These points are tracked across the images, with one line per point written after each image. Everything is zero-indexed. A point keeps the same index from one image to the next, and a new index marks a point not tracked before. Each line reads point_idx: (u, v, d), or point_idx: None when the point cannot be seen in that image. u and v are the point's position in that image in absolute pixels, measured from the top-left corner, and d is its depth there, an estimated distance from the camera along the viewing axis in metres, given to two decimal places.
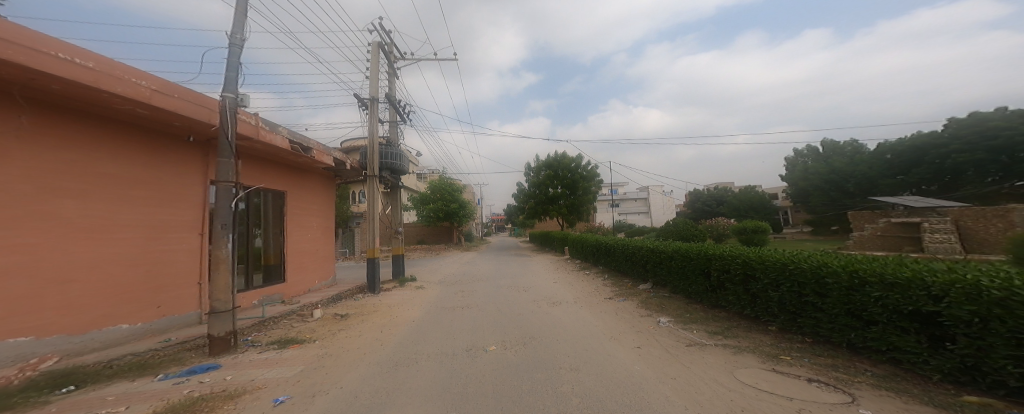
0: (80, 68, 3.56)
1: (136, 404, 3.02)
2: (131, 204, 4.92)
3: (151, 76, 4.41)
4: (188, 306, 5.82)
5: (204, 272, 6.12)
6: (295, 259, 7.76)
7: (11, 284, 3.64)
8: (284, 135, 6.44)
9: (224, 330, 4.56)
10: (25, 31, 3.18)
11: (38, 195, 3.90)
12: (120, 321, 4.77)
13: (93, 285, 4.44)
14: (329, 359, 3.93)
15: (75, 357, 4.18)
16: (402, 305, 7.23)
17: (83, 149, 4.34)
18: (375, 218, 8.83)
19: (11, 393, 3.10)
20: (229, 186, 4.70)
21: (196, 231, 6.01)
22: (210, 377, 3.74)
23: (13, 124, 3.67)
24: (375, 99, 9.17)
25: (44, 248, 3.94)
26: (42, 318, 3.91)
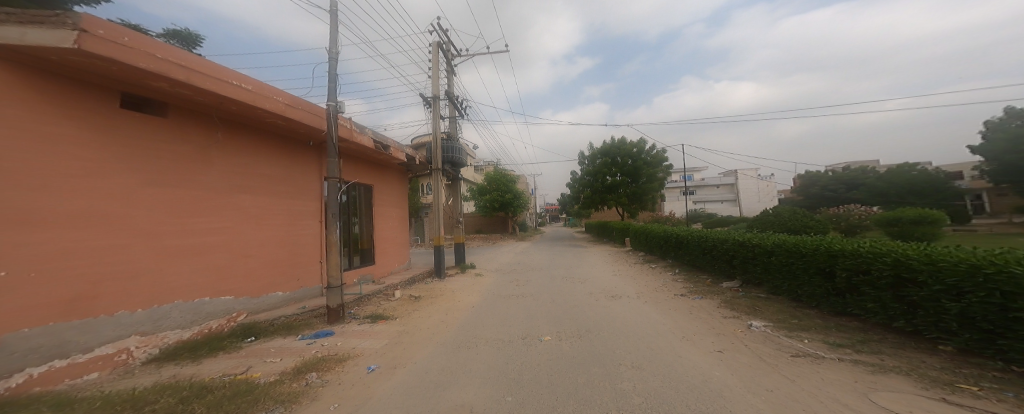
0: (244, 92, 4.59)
1: (285, 357, 3.90)
2: (277, 198, 6.20)
3: (286, 93, 5.45)
4: (314, 280, 7.09)
5: (323, 252, 7.33)
6: (380, 245, 8.83)
7: (212, 256, 4.94)
8: (370, 136, 7.30)
9: (336, 302, 5.47)
10: (217, 66, 4.24)
11: (227, 191, 5.21)
12: (276, 289, 6.10)
13: (258, 260, 5.72)
14: (406, 336, 4.40)
15: (251, 315, 5.51)
16: (465, 290, 7.72)
17: (249, 156, 5.63)
18: (441, 209, 9.49)
19: (221, 337, 4.45)
20: (336, 181, 5.55)
21: (316, 219, 7.23)
22: (328, 341, 4.54)
23: (212, 138, 4.98)
24: (437, 98, 9.75)
25: (228, 230, 5.21)
26: (231, 284, 5.22)
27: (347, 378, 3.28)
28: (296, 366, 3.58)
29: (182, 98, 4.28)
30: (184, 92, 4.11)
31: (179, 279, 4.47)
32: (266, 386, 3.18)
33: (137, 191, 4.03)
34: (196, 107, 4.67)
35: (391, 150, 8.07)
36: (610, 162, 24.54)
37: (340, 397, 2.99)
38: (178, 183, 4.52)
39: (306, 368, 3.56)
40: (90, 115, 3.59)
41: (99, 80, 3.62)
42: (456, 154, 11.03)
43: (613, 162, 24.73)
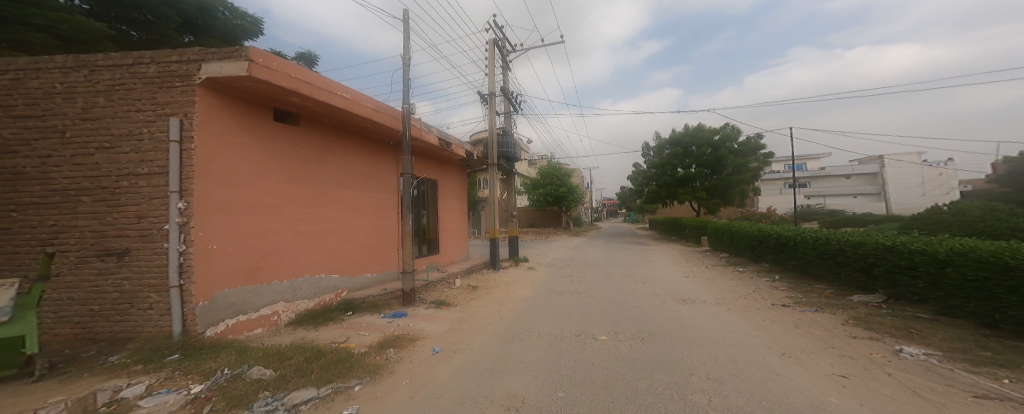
0: (345, 100, 5.44)
1: (371, 333, 4.61)
2: (370, 192, 7.15)
3: (374, 100, 6.26)
4: (394, 265, 7.87)
5: (399, 240, 8.04)
6: (444, 236, 9.39)
7: (322, 241, 5.89)
8: (435, 134, 7.80)
9: (409, 286, 6.04)
10: (330, 81, 5.14)
11: (335, 186, 6.22)
12: (365, 271, 6.96)
13: (352, 246, 6.60)
14: (463, 324, 4.66)
15: (349, 293, 6.42)
16: (518, 283, 7.86)
17: (350, 156, 6.62)
18: (496, 202, 9.65)
19: (330, 310, 5.46)
20: (410, 178, 6.08)
21: (393, 211, 7.92)
22: (401, 321, 5.05)
23: (325, 142, 6.02)
24: (494, 94, 9.92)
25: (332, 219, 6.13)
26: (333, 265, 6.10)
27: (415, 358, 3.62)
28: (383, 341, 4.17)
29: (305, 109, 5.27)
30: (307, 104, 5.06)
31: (302, 258, 5.45)
32: (358, 357, 3.71)
33: (282, 186, 5.16)
34: (315, 117, 5.70)
35: (452, 147, 8.47)
36: (681, 152, 22.13)
37: (410, 375, 3.32)
38: (309, 180, 5.63)
39: (388, 344, 4.07)
40: (253, 125, 4.67)
41: (262, 100, 4.70)
42: (513, 148, 11.04)
43: (686, 152, 22.29)
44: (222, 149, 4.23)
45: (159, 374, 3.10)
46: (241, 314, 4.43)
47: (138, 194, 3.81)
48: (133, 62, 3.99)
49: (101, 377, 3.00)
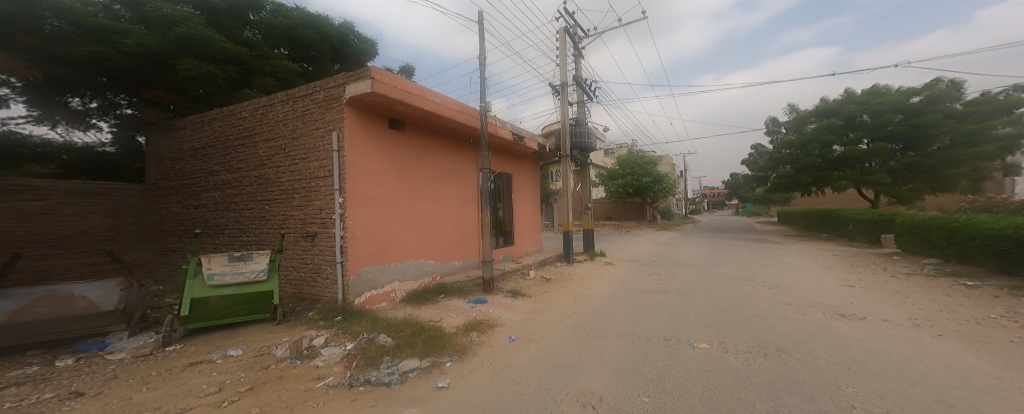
0: (434, 104, 6.15)
1: (455, 317, 4.94)
2: (463, 187, 7.92)
3: (459, 102, 6.83)
4: (476, 254, 8.31)
5: (480, 231, 8.42)
6: (519, 228, 9.54)
7: (419, 230, 6.68)
8: (509, 129, 7.94)
9: (489, 274, 6.31)
10: (422, 88, 5.92)
11: (433, 182, 7.08)
12: (453, 259, 7.57)
13: (443, 236, 7.26)
14: (542, 315, 4.65)
15: (438, 279, 7.03)
16: (594, 278, 7.61)
17: (446, 156, 7.44)
18: (569, 193, 9.47)
19: (426, 295, 6.10)
20: (487, 172, 6.30)
21: (474, 204, 8.30)
22: (482, 308, 5.32)
23: (428, 144, 6.99)
24: (565, 84, 9.65)
25: (427, 212, 6.90)
26: (424, 253, 6.78)
27: (493, 345, 3.76)
28: (464, 325, 4.42)
29: (409, 115, 6.24)
30: (408, 110, 5.96)
31: (403, 244, 6.31)
32: (451, 336, 4.06)
33: (396, 183, 6.24)
34: (419, 123, 6.68)
35: (525, 141, 8.51)
36: (840, 125, 18.08)
37: (490, 358, 3.49)
38: (412, 176, 6.57)
39: (469, 327, 4.32)
40: (373, 132, 5.83)
41: (378, 111, 5.83)
42: (586, 138, 10.64)
43: (850, 125, 18.09)
44: (357, 155, 5.47)
45: (330, 330, 4.56)
46: (374, 288, 5.76)
47: (318, 191, 5.44)
48: (312, 92, 5.64)
49: (305, 326, 4.74)
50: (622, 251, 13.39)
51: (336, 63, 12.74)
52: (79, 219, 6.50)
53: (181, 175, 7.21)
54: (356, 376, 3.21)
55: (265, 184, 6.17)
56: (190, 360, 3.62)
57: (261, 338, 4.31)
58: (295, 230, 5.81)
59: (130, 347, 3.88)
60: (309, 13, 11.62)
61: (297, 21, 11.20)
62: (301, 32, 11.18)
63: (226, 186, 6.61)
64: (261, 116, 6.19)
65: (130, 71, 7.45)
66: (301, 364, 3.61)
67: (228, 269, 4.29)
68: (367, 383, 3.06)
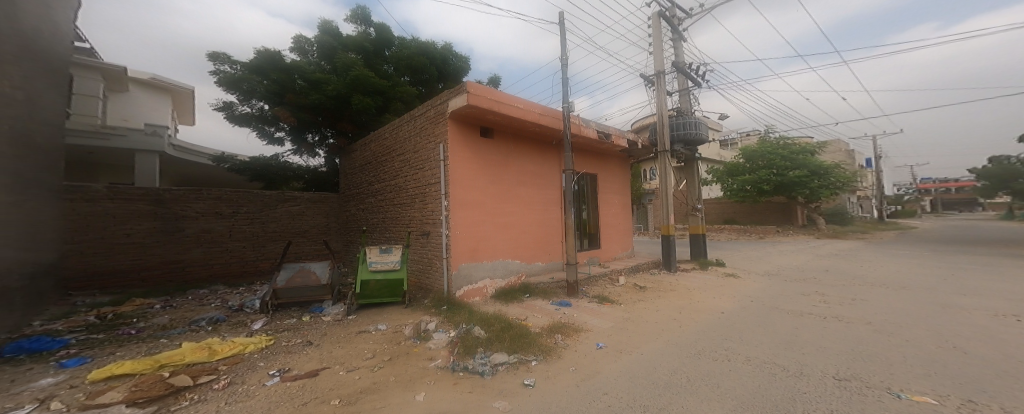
0: (518, 110, 6.34)
1: (538, 317, 4.99)
2: (551, 189, 8.03)
3: (542, 106, 6.87)
4: (559, 256, 8.19)
5: (564, 233, 8.24)
6: (605, 231, 9.09)
7: (507, 231, 7.00)
8: (595, 128, 7.68)
9: (573, 278, 6.19)
10: (508, 96, 6.21)
11: (518, 185, 7.25)
12: (538, 260, 7.65)
13: (529, 237, 7.44)
14: (645, 328, 4.21)
15: (525, 278, 7.23)
16: (703, 291, 6.72)
17: (532, 159, 7.59)
18: (669, 192, 8.73)
19: (511, 294, 6.33)
20: (571, 173, 6.19)
21: (557, 205, 8.21)
22: (567, 310, 5.27)
23: (516, 149, 7.26)
24: (661, 73, 8.86)
25: (514, 214, 7.14)
26: (510, 253, 7.03)
27: (578, 350, 3.66)
28: (549, 327, 4.38)
29: (498, 123, 6.64)
30: (496, 118, 6.34)
31: (492, 244, 6.70)
32: (536, 336, 4.10)
33: (488, 188, 6.70)
34: (506, 129, 7.01)
35: (613, 138, 8.09)
36: None
37: (576, 363, 3.38)
38: (501, 179, 6.93)
39: (553, 329, 4.30)
40: (470, 140, 6.43)
41: (472, 122, 6.40)
42: (691, 130, 9.57)
43: None
44: (457, 163, 6.16)
45: (439, 317, 5.32)
46: (470, 283, 6.29)
47: (431, 196, 6.44)
48: (425, 111, 6.69)
49: (422, 311, 5.71)
50: (755, 262, 11.12)
51: (440, 82, 14.03)
52: (311, 217, 9.88)
53: (357, 186, 9.72)
54: (458, 361, 3.61)
55: (398, 190, 7.68)
56: (357, 329, 4.99)
57: (397, 317, 5.49)
58: (416, 229, 6.95)
59: (333, 312, 5.66)
60: (423, 41, 13.25)
61: (414, 49, 12.97)
62: (415, 59, 12.88)
63: (378, 193, 8.54)
64: (396, 135, 7.77)
65: (330, 109, 11.17)
66: (420, 344, 4.38)
67: (378, 260, 5.77)
68: (465, 370, 3.42)
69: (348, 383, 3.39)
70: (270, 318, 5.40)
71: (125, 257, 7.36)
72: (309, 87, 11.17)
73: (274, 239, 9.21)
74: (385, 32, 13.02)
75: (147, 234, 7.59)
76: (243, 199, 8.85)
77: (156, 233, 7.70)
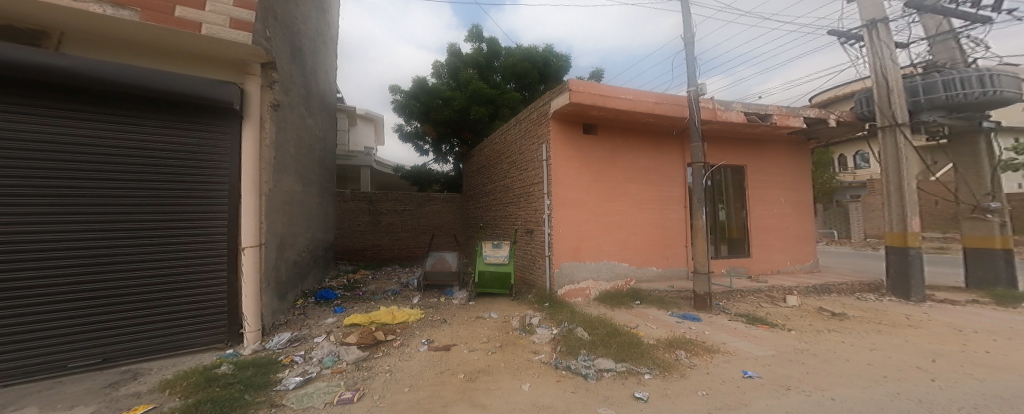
0: (627, 102, 5.81)
1: (659, 328, 4.54)
2: (669, 186, 7.09)
3: (655, 94, 6.14)
4: (682, 263, 7.12)
5: (689, 237, 7.14)
6: (763, 237, 7.37)
7: (616, 231, 6.52)
8: (741, 110, 6.40)
9: (704, 289, 5.31)
10: (614, 88, 5.77)
11: (626, 182, 6.66)
12: (653, 264, 6.86)
13: (643, 238, 6.75)
14: (828, 366, 3.19)
15: (637, 283, 6.62)
16: (988, 336, 4.41)
17: (643, 153, 6.86)
18: (913, 189, 6.15)
19: (619, 298, 5.91)
20: (701, 166, 5.33)
21: (681, 203, 7.20)
22: (696, 326, 4.60)
23: (620, 145, 6.65)
24: (875, 23, 6.44)
25: (623, 213, 6.59)
26: (620, 255, 6.53)
27: (718, 373, 3.11)
28: (669, 339, 3.95)
29: (603, 118, 6.22)
30: (601, 113, 5.98)
31: (598, 245, 6.34)
32: (650, 347, 3.67)
33: (592, 187, 6.36)
34: (610, 123, 6.50)
35: (773, 120, 6.55)
36: None
37: (708, 387, 2.83)
38: (606, 177, 6.48)
39: (678, 344, 3.80)
40: (575, 137, 6.25)
41: (575, 120, 6.19)
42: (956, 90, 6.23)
43: None
44: (559, 161, 6.06)
45: (541, 313, 5.31)
46: (572, 282, 6.09)
47: (534, 195, 6.55)
48: (529, 113, 6.81)
49: (525, 306, 5.83)
50: None
51: (541, 84, 14.04)
52: (441, 213, 11.36)
53: (474, 188, 10.62)
54: (560, 359, 3.55)
55: (505, 191, 8.07)
56: (473, 314, 5.34)
57: (506, 308, 5.70)
58: (521, 226, 7.15)
59: (459, 297, 6.22)
60: (527, 47, 13.68)
61: (519, 56, 13.52)
62: (519, 65, 13.38)
63: (490, 194, 9.12)
64: (504, 140, 8.18)
65: (453, 120, 12.60)
66: (524, 336, 4.40)
67: (492, 254, 6.10)
68: (568, 369, 3.31)
69: (466, 361, 3.62)
70: (421, 295, 6.37)
71: (355, 240, 10.15)
72: (442, 104, 12.85)
73: (423, 232, 11.04)
74: (494, 45, 13.95)
75: (367, 224, 10.31)
76: (408, 200, 10.87)
77: (372, 224, 10.37)
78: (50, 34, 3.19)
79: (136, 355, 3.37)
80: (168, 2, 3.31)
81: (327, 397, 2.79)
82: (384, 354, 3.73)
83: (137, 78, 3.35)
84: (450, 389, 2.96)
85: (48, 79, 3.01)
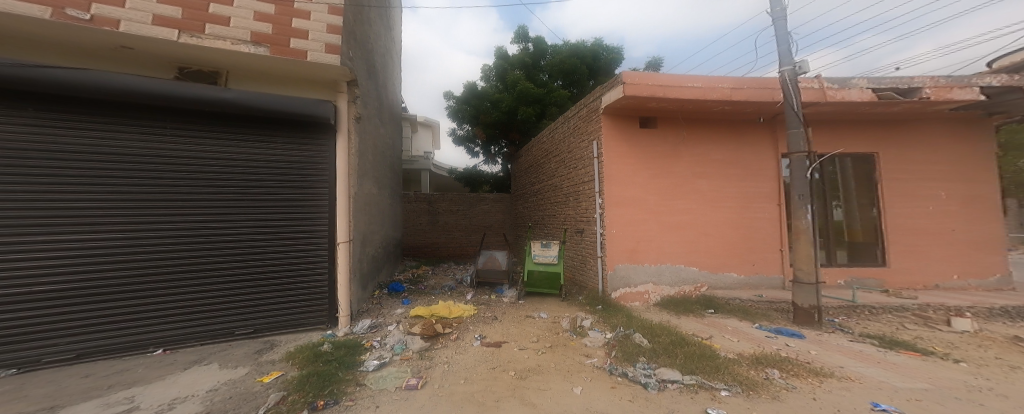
0: (696, 90, 5.22)
1: (746, 341, 3.98)
2: (750, 180, 6.15)
3: (730, 78, 5.41)
4: (774, 269, 6.09)
5: (785, 239, 6.11)
6: (901, 243, 6.02)
7: (683, 232, 5.89)
8: (863, 86, 5.32)
9: (809, 302, 4.49)
10: (678, 75, 5.22)
11: (694, 178, 5.98)
12: (732, 270, 6.00)
13: (719, 240, 5.98)
14: (1023, 412, 2.43)
15: (712, 290, 5.89)
16: None
17: (714, 145, 6.08)
18: None
19: (688, 305, 5.34)
20: (802, 157, 4.58)
21: (775, 201, 6.20)
22: (797, 344, 3.91)
23: (683, 137, 5.99)
24: None
25: (693, 212, 5.93)
26: (692, 258, 5.89)
27: (837, 400, 2.59)
28: (757, 355, 3.44)
29: (664, 109, 5.68)
30: (663, 105, 5.47)
31: (661, 247, 5.80)
32: (726, 361, 3.26)
33: (652, 184, 5.83)
34: (672, 114, 5.90)
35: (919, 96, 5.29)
36: None
37: None
38: (669, 173, 5.89)
39: (772, 362, 3.28)
40: (632, 131, 5.84)
41: (632, 112, 5.76)
42: None
43: None
44: (613, 158, 5.70)
45: (594, 316, 4.99)
46: (628, 286, 5.69)
47: (584, 194, 6.28)
48: (580, 109, 6.55)
49: (576, 308, 5.54)
50: None
51: (592, 78, 13.64)
52: (492, 212, 11.52)
53: (522, 188, 10.58)
54: (615, 365, 3.29)
55: (555, 190, 7.88)
56: (524, 313, 5.21)
57: (556, 308, 5.49)
58: (570, 226, 6.95)
59: (509, 295, 6.14)
60: (575, 43, 13.41)
61: (566, 53, 13.26)
62: (567, 62, 13.05)
63: (539, 193, 8.95)
64: (553, 138, 8.00)
65: (502, 121, 12.67)
66: (575, 338, 4.16)
67: (541, 253, 5.92)
68: (624, 375, 3.06)
69: (517, 359, 3.52)
70: (474, 292, 6.43)
71: (417, 237, 10.78)
72: (490, 106, 13.12)
73: (476, 231, 11.29)
74: (541, 44, 13.86)
75: (431, 222, 10.91)
76: (461, 200, 11.19)
77: (433, 223, 10.93)
78: (215, 73, 3.96)
79: (277, 328, 4.05)
80: (285, 35, 3.80)
81: (398, 381, 2.94)
82: (443, 345, 3.81)
83: (265, 99, 3.97)
84: (502, 385, 2.92)
85: (211, 106, 3.74)
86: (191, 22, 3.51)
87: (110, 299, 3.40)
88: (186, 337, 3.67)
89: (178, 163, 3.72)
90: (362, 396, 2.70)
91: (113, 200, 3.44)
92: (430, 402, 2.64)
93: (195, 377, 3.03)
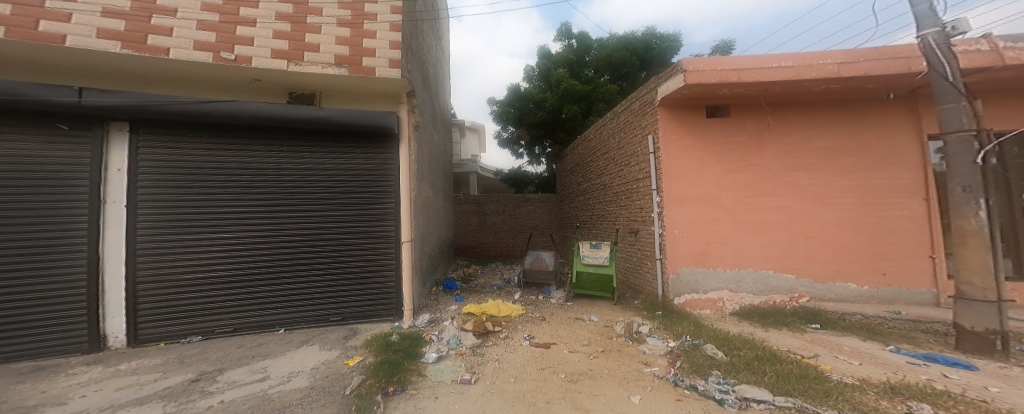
0: (785, 70, 4.45)
1: (869, 365, 3.25)
2: (864, 172, 5.03)
3: (834, 52, 4.49)
4: (919, 281, 4.87)
5: (938, 243, 4.85)
6: None
7: (773, 233, 5.06)
8: None
9: (993, 327, 3.42)
10: (757, 57, 4.52)
11: (784, 171, 5.09)
12: (849, 280, 4.97)
13: (831, 243, 5.00)
14: None
15: (817, 302, 4.94)
16: None
17: (810, 132, 5.09)
18: None
19: (784, 317, 4.56)
20: (969, 137, 3.52)
21: (920, 195, 4.97)
22: (962, 377, 3.04)
23: (766, 124, 5.14)
24: None
25: (791, 210, 5.06)
26: (795, 265, 5.02)
27: None
28: (892, 384, 2.77)
29: (739, 96, 4.95)
30: (738, 91, 4.78)
31: (744, 251, 5.07)
32: (841, 386, 2.70)
33: (725, 180, 5.13)
34: (747, 101, 5.11)
35: None
36: None
37: None
38: (750, 167, 5.11)
39: (917, 394, 2.60)
40: (698, 121, 5.18)
41: (697, 101, 5.11)
42: None
43: None
44: (672, 153, 5.16)
45: (653, 323, 4.57)
46: (695, 292, 5.09)
47: (639, 192, 5.83)
48: (631, 102, 6.10)
49: (631, 313, 5.12)
50: None
51: (643, 70, 12.81)
52: (540, 211, 11.43)
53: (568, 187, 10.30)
54: (681, 376, 2.97)
55: (604, 189, 7.49)
56: (573, 315, 4.98)
57: (608, 312, 5.13)
58: (624, 226, 6.52)
59: (557, 297, 5.93)
60: (623, 35, 12.70)
61: (613, 46, 12.59)
62: (615, 55, 12.41)
63: (587, 192, 8.56)
64: (600, 135, 7.60)
65: (547, 120, 12.35)
66: (631, 345, 3.83)
67: (589, 254, 5.57)
68: (692, 389, 2.74)
69: (567, 361, 3.37)
70: (521, 292, 6.38)
71: (467, 237, 11.11)
72: (535, 107, 12.82)
73: (524, 231, 11.28)
74: (586, 39, 13.34)
75: (481, 223, 11.13)
76: (507, 201, 11.24)
77: (482, 224, 11.15)
78: (312, 95, 4.54)
79: (365, 318, 4.51)
80: (358, 55, 4.23)
81: (453, 375, 3.03)
82: (494, 343, 3.83)
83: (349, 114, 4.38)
84: (552, 387, 2.83)
85: (313, 123, 4.30)
86: (294, 52, 4.08)
87: (251, 285, 4.15)
88: (300, 320, 4.30)
89: (292, 172, 4.38)
90: (424, 386, 2.85)
91: (250, 205, 4.20)
92: (483, 398, 2.67)
93: (306, 355, 3.51)
